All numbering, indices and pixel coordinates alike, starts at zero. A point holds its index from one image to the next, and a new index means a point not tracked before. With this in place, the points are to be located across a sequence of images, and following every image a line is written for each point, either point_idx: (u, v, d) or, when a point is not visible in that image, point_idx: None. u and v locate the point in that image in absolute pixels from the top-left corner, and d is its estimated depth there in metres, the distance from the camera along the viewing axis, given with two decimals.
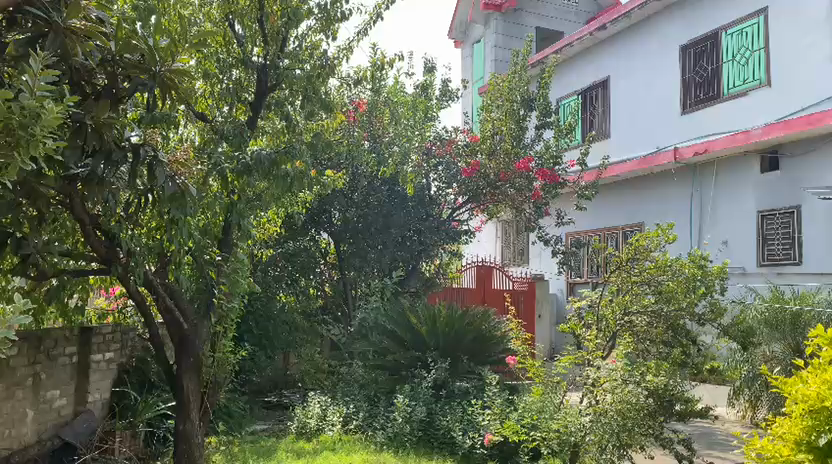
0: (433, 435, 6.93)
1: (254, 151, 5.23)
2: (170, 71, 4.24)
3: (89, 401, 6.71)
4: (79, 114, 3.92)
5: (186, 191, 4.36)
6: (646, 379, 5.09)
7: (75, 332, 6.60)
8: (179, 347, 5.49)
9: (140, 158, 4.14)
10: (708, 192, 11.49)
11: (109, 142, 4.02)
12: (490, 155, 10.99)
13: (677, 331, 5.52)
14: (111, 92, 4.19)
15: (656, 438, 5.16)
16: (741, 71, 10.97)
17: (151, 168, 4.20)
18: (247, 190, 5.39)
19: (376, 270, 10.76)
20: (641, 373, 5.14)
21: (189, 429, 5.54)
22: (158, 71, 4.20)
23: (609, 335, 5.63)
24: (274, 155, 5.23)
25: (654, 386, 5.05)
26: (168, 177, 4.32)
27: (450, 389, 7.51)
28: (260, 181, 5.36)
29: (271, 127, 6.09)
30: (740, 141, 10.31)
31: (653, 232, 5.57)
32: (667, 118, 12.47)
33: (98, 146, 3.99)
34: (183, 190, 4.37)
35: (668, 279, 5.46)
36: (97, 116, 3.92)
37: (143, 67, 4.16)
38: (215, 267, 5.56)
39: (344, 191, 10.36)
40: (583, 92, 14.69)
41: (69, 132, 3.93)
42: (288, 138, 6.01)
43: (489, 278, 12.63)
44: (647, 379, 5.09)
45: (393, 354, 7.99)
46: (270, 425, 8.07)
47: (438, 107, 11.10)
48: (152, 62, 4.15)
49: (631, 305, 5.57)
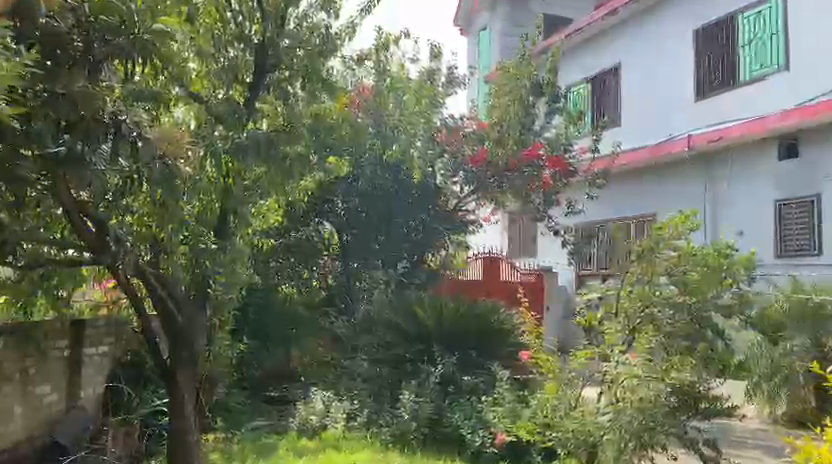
0: (443, 434, 6.64)
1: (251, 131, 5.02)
2: (152, 34, 3.86)
3: (81, 397, 6.49)
4: (52, 83, 3.64)
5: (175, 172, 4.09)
6: (668, 377, 4.84)
7: (66, 325, 6.30)
8: (175, 340, 5.28)
9: (122, 133, 3.86)
10: (721, 182, 11.14)
11: (87, 116, 3.71)
12: (499, 144, 10.64)
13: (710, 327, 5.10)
14: (90, 62, 3.88)
15: (678, 437, 4.85)
16: (758, 57, 10.62)
17: (137, 148, 3.93)
18: (245, 174, 5.05)
19: (381, 261, 10.38)
20: (665, 368, 4.91)
21: (184, 423, 5.27)
22: (139, 35, 3.86)
23: (630, 328, 5.20)
24: (274, 135, 5.03)
25: (677, 383, 4.82)
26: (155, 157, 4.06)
27: (458, 384, 7.08)
28: (259, 166, 5.04)
29: (270, 111, 5.55)
30: (755, 129, 10.00)
31: (676, 219, 5.30)
32: (679, 106, 12.12)
33: (76, 119, 3.70)
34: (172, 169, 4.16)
35: (687, 269, 5.15)
36: (70, 84, 3.67)
37: (122, 32, 3.85)
38: (209, 255, 5.03)
39: (349, 177, 10.07)
40: (592, 79, 14.32)
41: (38, 103, 3.60)
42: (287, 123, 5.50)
43: (495, 270, 12.89)
44: (670, 376, 4.85)
45: (398, 347, 7.66)
46: (271, 420, 7.71)
47: (444, 93, 10.67)
48: (131, 24, 3.85)
49: (653, 297, 5.14)
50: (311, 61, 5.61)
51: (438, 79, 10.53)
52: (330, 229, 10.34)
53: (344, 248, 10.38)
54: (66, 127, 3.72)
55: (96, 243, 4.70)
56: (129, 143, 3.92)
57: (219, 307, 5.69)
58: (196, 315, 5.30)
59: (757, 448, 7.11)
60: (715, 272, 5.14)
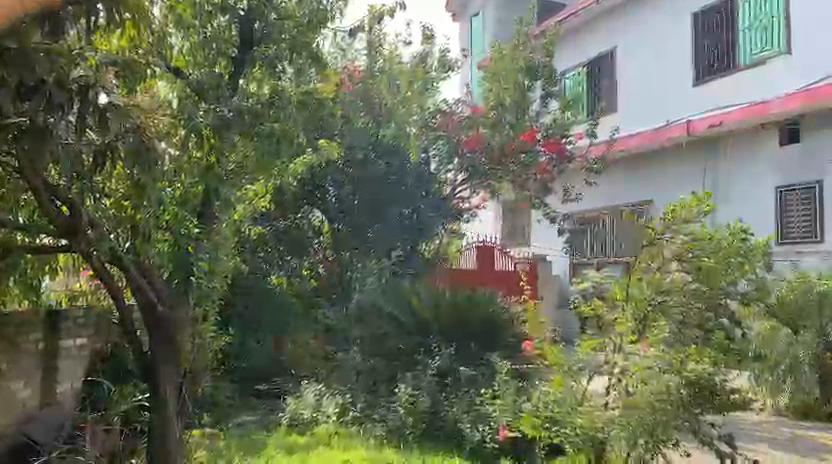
0: (438, 428, 6.32)
1: (237, 106, 4.81)
2: None
3: (57, 393, 6.20)
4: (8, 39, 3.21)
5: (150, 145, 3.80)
6: (685, 370, 4.54)
7: (41, 316, 5.98)
8: (155, 330, 4.88)
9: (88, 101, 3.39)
10: (722, 168, 10.84)
11: (49, 81, 3.29)
12: (495, 128, 10.33)
13: (725, 311, 4.81)
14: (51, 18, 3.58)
15: (691, 432, 4.59)
16: (759, 40, 10.33)
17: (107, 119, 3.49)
18: (229, 154, 4.76)
19: (373, 252, 9.76)
20: (683, 359, 4.57)
21: (164, 426, 4.89)
22: None
23: (640, 317, 4.93)
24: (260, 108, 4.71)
25: (693, 377, 4.50)
26: (132, 129, 3.62)
27: (456, 376, 6.66)
28: (248, 145, 4.78)
29: (258, 88, 5.22)
30: (757, 112, 9.75)
31: (691, 201, 4.99)
32: (677, 92, 11.85)
33: (36, 84, 3.27)
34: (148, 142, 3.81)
35: (698, 255, 4.81)
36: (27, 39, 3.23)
37: None
38: (195, 243, 4.94)
39: (340, 164, 9.46)
40: (589, 64, 13.97)
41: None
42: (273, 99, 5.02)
43: (491, 257, 12.78)
44: (687, 368, 4.53)
45: (394, 339, 7.21)
46: (259, 416, 7.46)
47: (439, 77, 10.30)
48: None
49: (663, 284, 4.86)
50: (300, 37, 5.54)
51: (431, 60, 10.20)
52: (321, 216, 9.83)
53: (336, 238, 9.76)
54: (27, 94, 3.30)
55: (68, 228, 4.28)
56: (96, 111, 3.46)
57: (199, 298, 5.25)
58: (177, 304, 4.96)
59: (768, 442, 6.84)
60: (729, 256, 4.81)
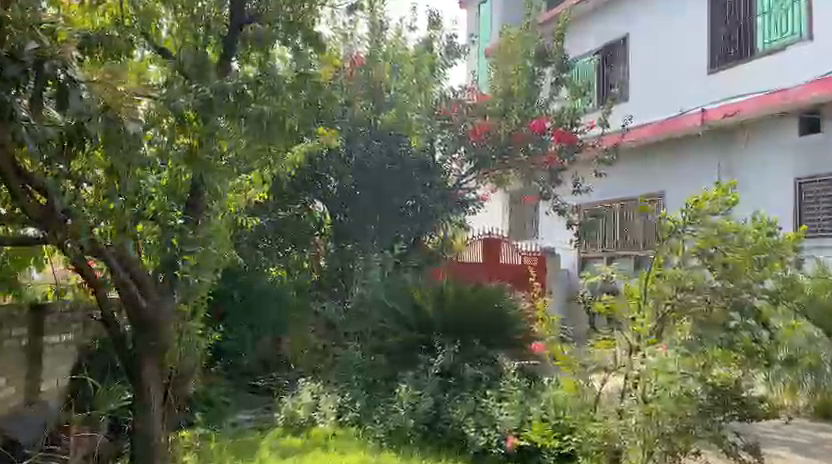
0: (442, 431, 5.97)
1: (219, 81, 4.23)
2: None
3: (41, 391, 5.96)
4: None
5: (121, 127, 3.52)
6: (709, 376, 4.29)
7: (24, 311, 5.78)
8: (140, 328, 4.55)
9: (43, 75, 3.04)
10: (736, 158, 10.46)
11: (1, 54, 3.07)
12: (502, 117, 10.00)
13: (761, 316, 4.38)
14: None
15: (716, 442, 4.31)
16: (777, 25, 9.93)
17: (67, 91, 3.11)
18: (214, 137, 4.27)
19: (376, 244, 9.59)
20: (706, 364, 4.35)
21: (149, 430, 4.61)
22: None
23: (656, 317, 4.64)
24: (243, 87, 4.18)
25: (716, 385, 4.26)
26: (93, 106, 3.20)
27: (460, 376, 6.36)
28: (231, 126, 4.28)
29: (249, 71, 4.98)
30: (775, 100, 9.30)
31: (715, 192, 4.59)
32: (691, 79, 11.44)
33: None
34: (119, 125, 3.55)
35: (720, 250, 4.51)
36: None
37: None
38: (180, 233, 4.59)
39: (341, 155, 9.22)
40: (600, 51, 13.57)
41: None
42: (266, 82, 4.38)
43: (497, 251, 12.29)
44: (709, 376, 4.30)
45: (396, 337, 6.80)
46: (255, 414, 7.22)
47: (444, 64, 9.95)
48: None
49: (683, 281, 4.55)
50: (297, 12, 5.10)
51: (436, 45, 9.76)
52: (323, 207, 9.57)
53: (337, 229, 9.61)
54: None
55: (43, 215, 3.97)
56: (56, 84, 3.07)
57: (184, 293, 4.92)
58: (164, 300, 4.60)
59: (796, 448, 6.43)
60: (754, 252, 4.44)
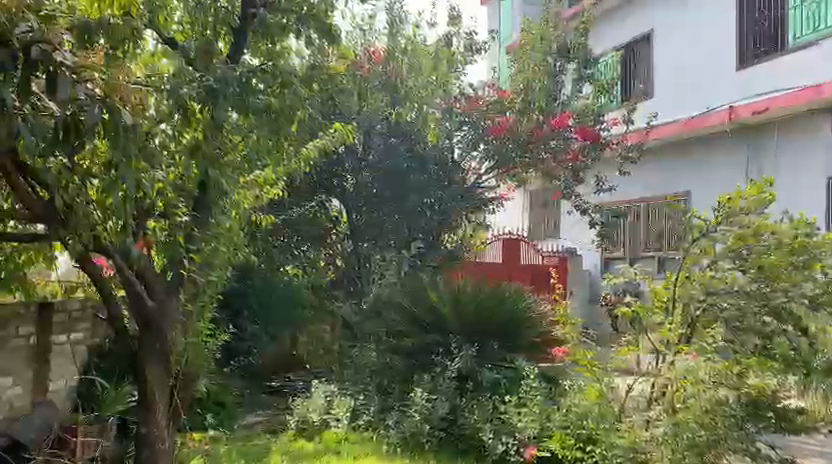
0: (459, 437, 5.82)
1: (221, 70, 4.06)
2: None
3: (49, 391, 5.86)
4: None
5: (114, 118, 3.34)
6: (745, 385, 4.24)
7: (32, 309, 5.70)
8: (146, 330, 4.46)
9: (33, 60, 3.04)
10: (766, 155, 10.08)
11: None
12: (523, 113, 9.69)
13: (793, 318, 4.33)
14: None
15: (750, 456, 4.14)
16: (809, 20, 9.53)
17: (54, 77, 3.07)
18: (216, 127, 4.08)
19: (393, 243, 9.41)
20: (741, 374, 4.28)
21: (154, 434, 4.49)
22: None
23: (687, 322, 4.64)
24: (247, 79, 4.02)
25: (756, 393, 4.23)
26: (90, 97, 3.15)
27: (477, 381, 6.09)
28: (236, 114, 4.21)
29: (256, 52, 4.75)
30: (808, 97, 8.89)
31: (751, 190, 4.54)
32: (718, 75, 11.11)
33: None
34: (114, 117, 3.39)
35: (749, 250, 4.49)
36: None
37: None
38: (185, 231, 4.44)
39: (357, 152, 9.09)
40: (622, 47, 13.32)
41: None
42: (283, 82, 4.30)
43: (517, 251, 12.01)
44: (748, 384, 4.24)
45: (410, 337, 6.54)
46: (266, 417, 7.09)
47: (463, 60, 9.74)
48: None
49: (718, 285, 4.50)
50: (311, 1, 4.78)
51: (456, 41, 9.61)
52: (338, 205, 9.52)
53: (353, 228, 9.45)
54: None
55: (41, 211, 3.92)
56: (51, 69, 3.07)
57: (191, 292, 4.76)
58: (169, 300, 4.50)
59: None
60: (793, 255, 4.40)
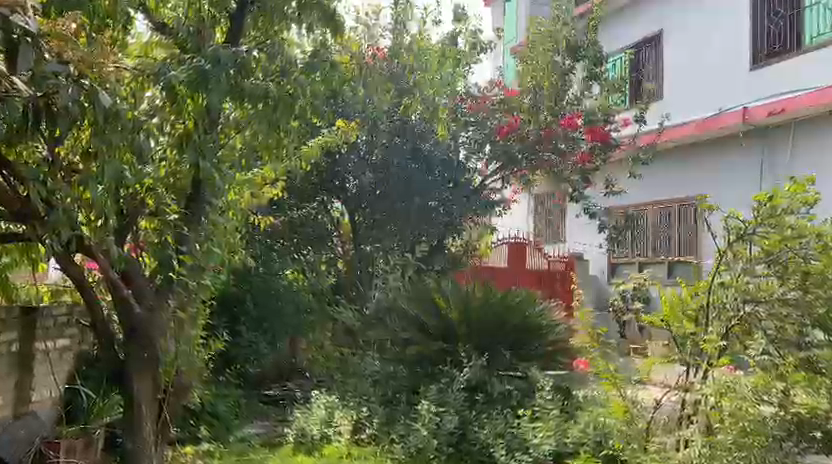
0: (467, 453, 5.47)
1: (213, 50, 3.67)
2: None
3: (32, 401, 5.49)
4: None
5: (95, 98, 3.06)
6: (792, 406, 4.09)
7: (15, 314, 5.35)
8: (131, 338, 4.11)
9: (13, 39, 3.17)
10: (781, 159, 9.77)
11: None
12: (531, 114, 9.35)
13: None
14: None
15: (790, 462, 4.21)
16: (825, 18, 9.29)
17: (17, 48, 3.21)
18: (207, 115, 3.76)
19: (397, 246, 9.12)
20: (785, 391, 4.14)
21: (141, 456, 4.14)
22: None
23: (725, 329, 4.45)
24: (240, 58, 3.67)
25: (803, 412, 4.07)
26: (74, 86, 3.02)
27: (487, 393, 5.77)
28: (230, 103, 3.91)
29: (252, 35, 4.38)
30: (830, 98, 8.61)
31: (794, 186, 4.28)
32: (730, 75, 10.79)
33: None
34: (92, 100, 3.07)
35: (787, 257, 4.26)
36: None
37: None
38: (176, 231, 4.14)
39: (360, 152, 8.76)
40: (632, 47, 12.97)
41: None
42: (286, 75, 4.11)
43: (522, 255, 11.78)
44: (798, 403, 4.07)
45: (417, 345, 6.17)
46: (264, 429, 6.78)
47: (471, 58, 9.39)
48: None
49: (751, 291, 4.34)
50: None
51: (461, 40, 9.17)
52: (341, 206, 9.29)
53: (354, 228, 9.24)
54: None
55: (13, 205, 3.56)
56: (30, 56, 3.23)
57: (183, 298, 4.40)
58: (158, 305, 4.15)
59: None
60: None
